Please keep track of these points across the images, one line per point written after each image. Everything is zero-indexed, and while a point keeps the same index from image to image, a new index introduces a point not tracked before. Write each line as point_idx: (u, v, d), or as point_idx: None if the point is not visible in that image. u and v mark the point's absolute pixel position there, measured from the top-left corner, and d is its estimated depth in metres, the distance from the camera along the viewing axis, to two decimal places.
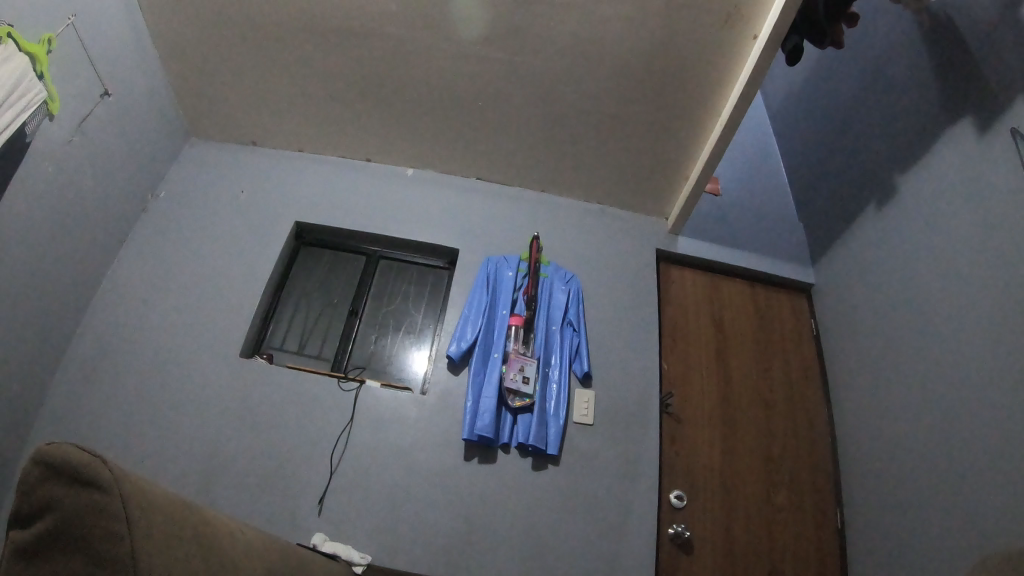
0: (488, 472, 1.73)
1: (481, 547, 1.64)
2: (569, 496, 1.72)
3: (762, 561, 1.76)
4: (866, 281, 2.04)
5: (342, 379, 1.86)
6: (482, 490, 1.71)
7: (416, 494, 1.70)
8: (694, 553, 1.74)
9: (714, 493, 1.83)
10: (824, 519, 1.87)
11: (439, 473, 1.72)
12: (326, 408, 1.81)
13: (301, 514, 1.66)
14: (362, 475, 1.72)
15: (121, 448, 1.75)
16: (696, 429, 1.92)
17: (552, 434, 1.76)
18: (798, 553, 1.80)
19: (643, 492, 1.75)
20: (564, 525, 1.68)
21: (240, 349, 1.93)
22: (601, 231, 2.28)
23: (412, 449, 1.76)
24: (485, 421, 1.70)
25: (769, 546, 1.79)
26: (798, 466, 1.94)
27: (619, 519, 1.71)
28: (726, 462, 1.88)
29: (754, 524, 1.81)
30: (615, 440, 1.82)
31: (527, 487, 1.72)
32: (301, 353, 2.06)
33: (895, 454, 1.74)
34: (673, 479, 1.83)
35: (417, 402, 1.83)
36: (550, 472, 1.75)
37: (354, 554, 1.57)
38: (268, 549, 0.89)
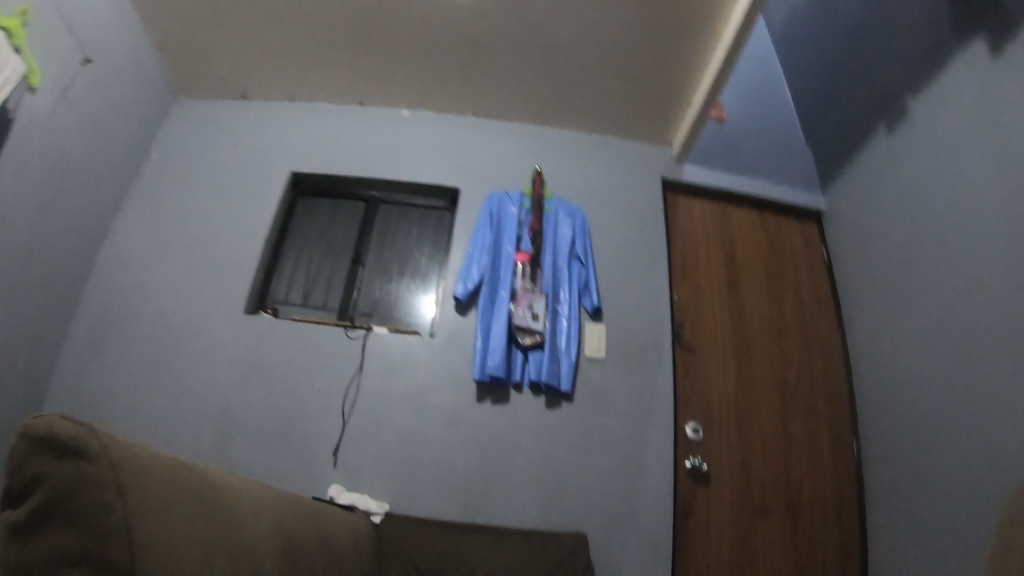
0: (501, 413, 1.72)
1: (498, 489, 1.63)
2: (585, 434, 1.71)
3: (779, 489, 1.77)
4: (879, 202, 1.97)
5: (348, 328, 1.82)
6: (496, 432, 1.69)
7: (431, 439, 1.68)
8: (712, 485, 1.73)
9: (730, 423, 1.81)
10: (841, 446, 1.87)
11: (452, 417, 1.71)
12: (335, 359, 1.78)
13: (317, 466, 1.66)
14: (376, 424, 1.70)
15: (134, 412, 1.74)
16: (710, 360, 1.89)
17: (564, 370, 1.73)
18: (815, 480, 1.80)
19: (659, 425, 1.74)
20: (580, 463, 1.67)
21: (246, 306, 1.90)
22: (605, 163, 2.20)
23: (424, 395, 1.74)
24: (496, 360, 1.66)
25: (787, 474, 1.79)
26: (814, 393, 1.92)
27: (637, 454, 1.70)
28: (741, 393, 1.86)
29: (770, 453, 1.80)
30: (629, 376, 1.80)
31: (541, 426, 1.70)
32: (306, 305, 2.05)
33: (912, 378, 1.71)
34: (689, 411, 1.80)
35: (426, 345, 1.80)
36: (564, 411, 1.73)
37: (372, 504, 1.55)
38: (277, 503, 0.88)
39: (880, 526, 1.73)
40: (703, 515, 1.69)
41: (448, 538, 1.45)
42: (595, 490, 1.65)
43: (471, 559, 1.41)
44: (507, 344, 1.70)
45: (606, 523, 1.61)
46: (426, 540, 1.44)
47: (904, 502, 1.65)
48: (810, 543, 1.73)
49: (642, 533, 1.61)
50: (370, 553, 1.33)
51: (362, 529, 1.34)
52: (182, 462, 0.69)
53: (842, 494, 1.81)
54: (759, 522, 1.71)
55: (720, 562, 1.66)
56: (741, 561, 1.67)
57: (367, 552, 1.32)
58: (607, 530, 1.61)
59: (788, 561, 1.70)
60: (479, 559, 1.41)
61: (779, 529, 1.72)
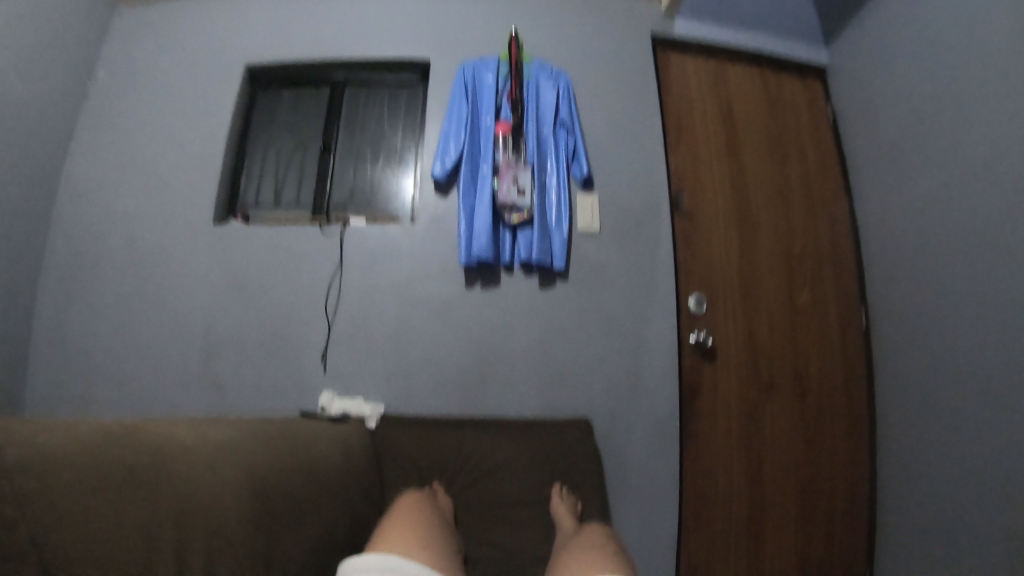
0: (492, 302, 1.61)
1: (498, 381, 1.57)
2: (582, 316, 1.62)
3: (786, 361, 1.70)
4: (885, 41, 1.76)
5: (324, 225, 1.68)
6: (488, 323, 1.60)
7: (422, 335, 1.59)
8: (718, 360, 1.65)
9: (734, 297, 1.70)
10: (850, 311, 1.78)
11: (441, 310, 1.61)
12: (310, 260, 1.66)
13: (307, 374, 1.59)
14: (364, 325, 1.61)
15: (116, 340, 1.65)
16: (713, 230, 1.75)
17: (557, 246, 1.61)
18: (823, 348, 1.74)
19: (659, 302, 1.65)
20: (579, 347, 1.60)
21: (213, 217, 1.74)
22: (585, 18, 1.95)
23: (410, 289, 1.62)
24: (482, 241, 1.54)
25: (793, 346, 1.72)
26: (823, 257, 1.81)
27: (637, 334, 1.62)
28: (744, 263, 1.74)
29: (776, 324, 1.72)
30: (625, 253, 1.68)
31: (536, 311, 1.61)
32: (279, 208, 1.88)
33: (914, 232, 1.60)
34: (694, 286, 1.68)
35: (406, 231, 1.66)
36: (559, 293, 1.63)
37: (363, 407, 1.52)
38: (248, 452, 0.96)
39: (887, 391, 1.67)
40: (710, 393, 1.63)
41: (449, 437, 1.38)
42: (597, 373, 1.59)
43: (476, 459, 1.35)
44: (492, 226, 1.57)
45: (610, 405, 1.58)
46: (426, 442, 1.37)
47: (910, 365, 1.60)
48: (818, 415, 1.69)
49: (648, 413, 1.58)
50: (367, 470, 1.27)
51: (356, 447, 1.28)
52: (104, 434, 0.79)
53: (851, 361, 1.75)
54: (766, 398, 1.66)
55: (729, 440, 1.62)
56: (749, 438, 1.63)
57: (363, 470, 1.26)
58: (611, 412, 1.58)
59: (798, 435, 1.67)
60: (483, 457, 1.35)
61: (787, 403, 1.68)
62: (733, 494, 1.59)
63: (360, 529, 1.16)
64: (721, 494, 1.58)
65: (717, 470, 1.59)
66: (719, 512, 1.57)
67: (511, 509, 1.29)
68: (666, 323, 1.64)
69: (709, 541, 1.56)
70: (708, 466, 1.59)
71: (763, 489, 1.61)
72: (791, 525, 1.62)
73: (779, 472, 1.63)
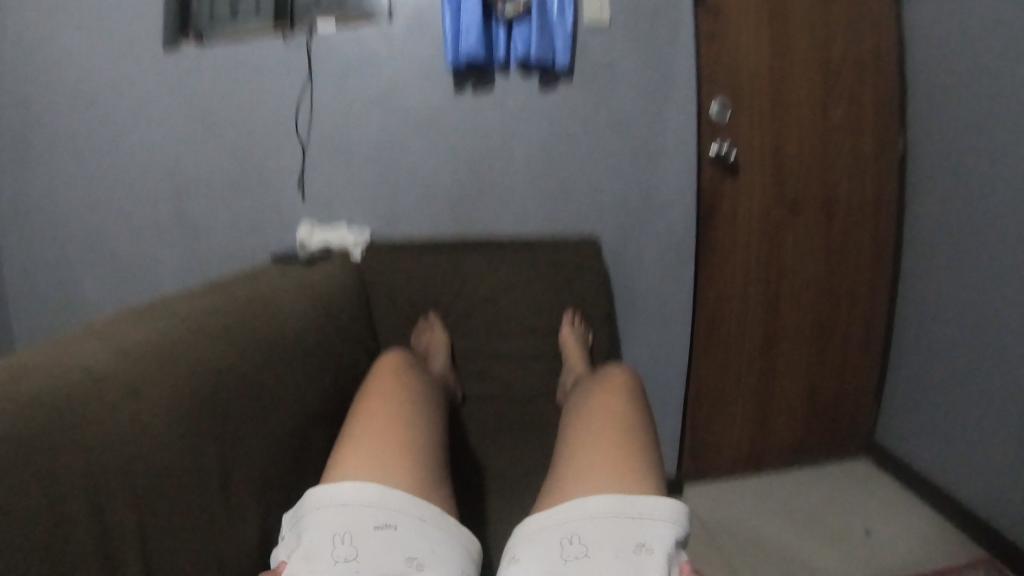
0: (479, 110, 1.33)
1: (494, 197, 1.38)
2: (585, 127, 1.34)
3: (814, 181, 1.43)
4: None
5: (285, 32, 1.28)
6: (477, 134, 1.34)
7: (400, 152, 1.34)
8: (741, 173, 1.38)
9: (762, 101, 1.36)
10: (885, 119, 1.45)
11: (416, 122, 1.33)
12: (248, 71, 1.30)
13: (278, 208, 1.37)
14: (331, 148, 1.33)
15: (65, 197, 1.38)
16: (744, 12, 1.31)
17: (559, 44, 1.26)
18: (855, 165, 1.44)
19: (679, 109, 1.35)
20: (586, 162, 1.36)
21: (167, 42, 1.29)
22: None
23: (376, 97, 1.31)
24: (471, 38, 1.22)
25: (827, 162, 1.43)
26: (873, 47, 1.41)
27: (653, 149, 1.37)
28: (777, 58, 1.35)
29: (809, 133, 1.41)
30: (638, 47, 1.31)
31: (532, 117, 1.34)
32: (238, 17, 1.29)
33: (1006, 32, 1.22)
34: (714, 88, 1.33)
35: (383, 33, 1.28)
36: (558, 97, 1.32)
37: (349, 240, 1.34)
38: (189, 341, 0.76)
39: (918, 215, 1.47)
40: (728, 216, 1.40)
41: (436, 268, 1.19)
42: (607, 196, 1.38)
43: (471, 288, 1.19)
44: (483, 18, 1.22)
45: (622, 233, 1.40)
46: (411, 272, 1.19)
47: (963, 191, 1.35)
48: (845, 242, 1.47)
49: (665, 239, 1.40)
50: (333, 317, 1.03)
51: (310, 289, 1.02)
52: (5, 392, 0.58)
53: (882, 180, 1.47)
54: (789, 223, 1.43)
55: (748, 265, 1.42)
56: (767, 266, 1.44)
57: (325, 319, 1.00)
58: (625, 240, 1.40)
59: (821, 261, 1.47)
60: (478, 288, 1.19)
61: (813, 229, 1.45)
62: (746, 326, 1.46)
63: (330, 388, 0.97)
64: (733, 328, 1.45)
65: (730, 300, 1.43)
66: (731, 347, 1.46)
67: (512, 343, 1.18)
68: (687, 135, 1.36)
69: (717, 374, 1.47)
70: (719, 297, 1.43)
71: (779, 319, 1.47)
72: (805, 357, 1.51)
73: (798, 308, 1.48)
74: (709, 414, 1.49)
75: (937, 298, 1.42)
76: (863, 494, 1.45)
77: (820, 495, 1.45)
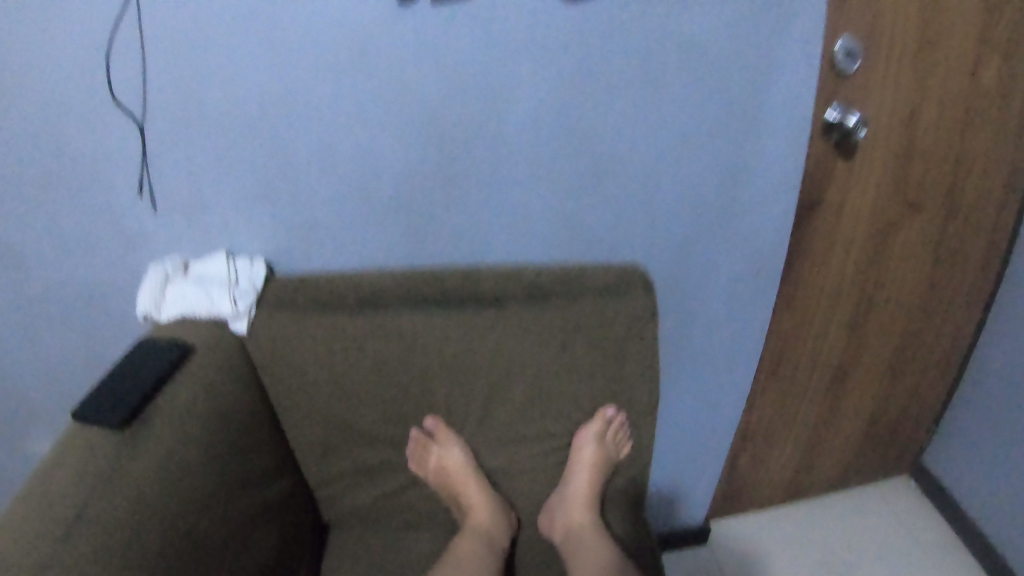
0: (436, 40, 0.72)
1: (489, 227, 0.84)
2: (632, 96, 0.76)
3: (946, 166, 0.91)
4: None
5: None
6: (425, 100, 0.76)
7: (315, 122, 0.77)
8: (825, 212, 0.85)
9: (906, 42, 0.78)
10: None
11: (344, 60, 0.73)
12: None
13: (121, 221, 0.85)
14: (102, 95, 0.75)
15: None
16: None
17: None
18: (998, 148, 0.91)
19: (793, 51, 0.75)
20: (624, 157, 0.80)
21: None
22: None
23: (145, 31, 0.71)
24: None
25: (964, 136, 0.89)
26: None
27: (748, 125, 0.79)
28: None
29: (952, 114, 0.86)
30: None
31: (520, 61, 0.73)
32: None
33: None
34: (843, 19, 0.73)
35: None
36: (585, 18, 0.71)
37: (214, 289, 0.76)
38: None
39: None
40: (831, 214, 0.87)
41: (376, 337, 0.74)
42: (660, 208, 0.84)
43: (432, 362, 0.74)
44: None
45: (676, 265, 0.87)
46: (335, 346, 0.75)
47: None
48: (961, 243, 0.97)
49: (728, 273, 0.88)
50: (218, 487, 0.66)
51: (169, 452, 0.62)
52: None
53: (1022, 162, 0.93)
54: (905, 222, 0.93)
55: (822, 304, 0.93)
56: (851, 295, 0.94)
57: (203, 501, 0.64)
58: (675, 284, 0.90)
59: (925, 267, 0.97)
60: (444, 357, 0.73)
61: (928, 231, 0.95)
62: (824, 352, 0.98)
63: None
64: (806, 359, 0.98)
65: (805, 336, 0.95)
66: (791, 389, 1.01)
67: (502, 449, 0.77)
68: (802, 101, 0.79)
69: (769, 419, 1.04)
70: (797, 327, 0.94)
71: (859, 345, 1.00)
72: (872, 391, 1.06)
73: (886, 317, 0.99)
74: (748, 459, 1.09)
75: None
76: (887, 520, 1.18)
77: (828, 514, 1.19)
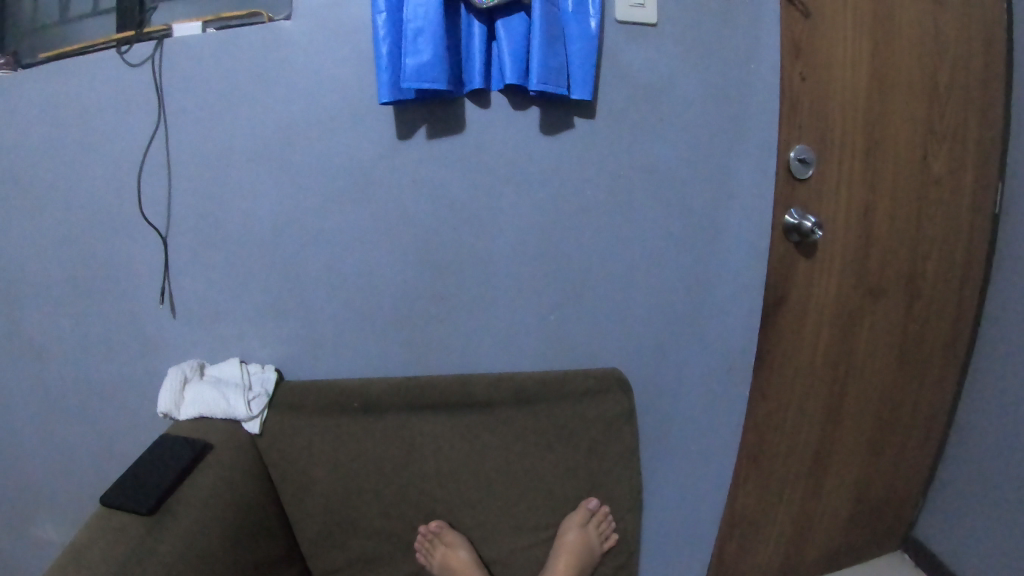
0: (436, 167, 0.85)
1: (481, 343, 0.92)
2: (604, 207, 0.89)
3: (903, 253, 0.97)
4: None
5: (122, 48, 0.88)
6: (418, 224, 0.87)
7: (324, 242, 0.88)
8: (782, 314, 0.93)
9: (855, 148, 0.89)
10: (987, 188, 0.99)
11: (355, 187, 0.86)
12: (27, 153, 0.94)
13: (150, 325, 0.96)
14: (131, 202, 0.92)
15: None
16: (838, 18, 0.84)
17: (574, 67, 0.79)
18: (949, 249, 1.00)
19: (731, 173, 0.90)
20: (598, 262, 0.91)
21: (78, 178, 0.93)
22: None
23: (171, 149, 0.89)
24: (432, 75, 0.73)
25: (919, 228, 0.97)
26: (988, 74, 0.95)
27: (709, 225, 0.92)
28: (874, 106, 0.89)
29: (898, 221, 0.95)
30: (694, 65, 0.87)
31: (505, 182, 0.86)
32: (144, 15, 0.94)
33: None
34: (794, 131, 0.86)
35: (306, 88, 0.84)
36: (563, 147, 0.86)
37: (230, 391, 0.83)
38: None
39: (1003, 294, 1.02)
40: (796, 314, 0.93)
41: (379, 439, 0.83)
42: (633, 315, 0.93)
43: (426, 462, 0.83)
44: (445, 15, 0.75)
45: (652, 364, 0.96)
46: (341, 449, 0.83)
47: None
48: (925, 325, 1.02)
49: (700, 368, 0.97)
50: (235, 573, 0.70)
51: (194, 536, 0.66)
52: None
53: (973, 249, 1.01)
54: (869, 307, 0.97)
55: (797, 398, 0.97)
56: (823, 389, 0.98)
57: None
58: (652, 383, 0.97)
59: (893, 348, 1.00)
60: (439, 458, 0.83)
61: (893, 316, 0.99)
62: (802, 441, 1.00)
63: None
64: (784, 446, 0.99)
65: (781, 428, 0.98)
66: (776, 479, 1.01)
67: (497, 537, 0.84)
68: (745, 217, 0.92)
69: (757, 507, 1.03)
70: (773, 416, 0.97)
71: (837, 434, 1.02)
72: (856, 479, 1.07)
73: (860, 400, 1.01)
74: (740, 550, 1.06)
75: (1003, 408, 1.02)
76: None
77: None
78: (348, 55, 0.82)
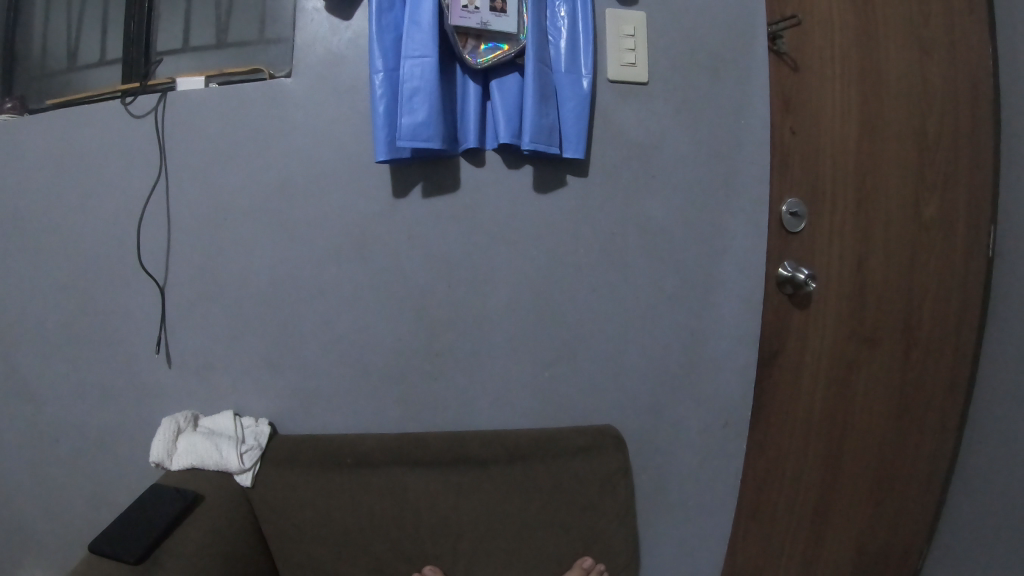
0: (430, 222, 0.86)
1: (475, 394, 0.91)
2: (597, 258, 0.90)
3: (897, 302, 0.97)
4: None
5: (127, 99, 0.90)
6: (412, 274, 0.88)
7: (318, 293, 0.88)
8: (776, 365, 0.93)
9: (846, 200, 0.90)
10: (979, 237, 0.99)
11: (351, 239, 0.87)
12: (32, 203, 0.95)
13: (144, 375, 0.96)
14: (129, 251, 0.93)
15: None
16: (824, 76, 0.86)
17: (567, 124, 0.81)
18: (945, 300, 1.00)
19: (720, 226, 0.92)
20: (591, 313, 0.91)
21: (79, 227, 0.94)
22: None
23: (171, 202, 0.90)
24: (427, 131, 0.75)
25: (910, 277, 0.97)
26: (974, 125, 0.97)
27: (702, 277, 0.92)
28: (865, 160, 0.90)
29: (891, 273, 0.96)
30: (683, 122, 0.89)
31: (499, 236, 0.87)
32: (150, 64, 0.96)
33: None
34: (785, 185, 0.88)
35: (304, 143, 0.85)
36: (556, 200, 0.88)
37: (223, 443, 0.83)
38: None
39: (1000, 343, 1.01)
40: (791, 365, 0.93)
41: (372, 493, 0.82)
42: (628, 366, 0.93)
43: (419, 519, 0.82)
44: (441, 76, 0.77)
45: (647, 414, 0.95)
46: (334, 505, 0.82)
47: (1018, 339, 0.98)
48: (921, 375, 1.01)
49: (695, 419, 0.97)
50: None
51: None
52: None
53: (968, 298, 1.01)
54: (864, 357, 0.97)
55: (794, 449, 0.96)
56: (821, 441, 0.97)
57: None
58: (648, 434, 0.96)
59: (890, 399, 1.00)
60: (430, 514, 0.82)
61: (888, 365, 0.99)
62: (801, 494, 0.98)
63: None
64: (785, 500, 0.97)
65: (779, 479, 0.97)
66: (776, 534, 0.99)
67: None
68: (738, 270, 0.93)
69: (758, 562, 1.01)
70: (771, 469, 0.96)
71: (838, 488, 1.00)
72: (859, 534, 1.04)
73: (858, 452, 1.00)
74: None
75: (1004, 462, 1.01)
76: None
77: None
78: (348, 112, 0.85)
